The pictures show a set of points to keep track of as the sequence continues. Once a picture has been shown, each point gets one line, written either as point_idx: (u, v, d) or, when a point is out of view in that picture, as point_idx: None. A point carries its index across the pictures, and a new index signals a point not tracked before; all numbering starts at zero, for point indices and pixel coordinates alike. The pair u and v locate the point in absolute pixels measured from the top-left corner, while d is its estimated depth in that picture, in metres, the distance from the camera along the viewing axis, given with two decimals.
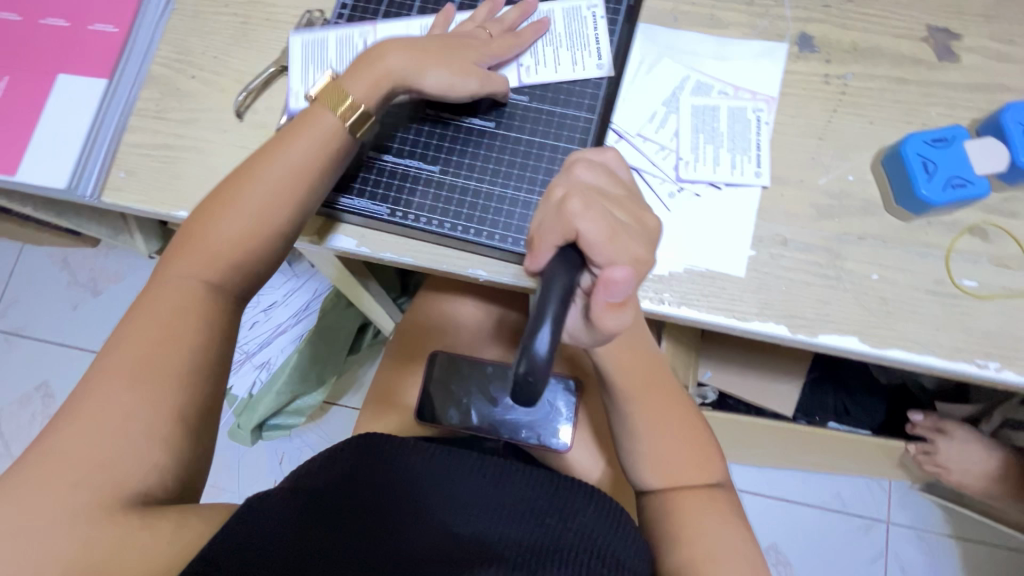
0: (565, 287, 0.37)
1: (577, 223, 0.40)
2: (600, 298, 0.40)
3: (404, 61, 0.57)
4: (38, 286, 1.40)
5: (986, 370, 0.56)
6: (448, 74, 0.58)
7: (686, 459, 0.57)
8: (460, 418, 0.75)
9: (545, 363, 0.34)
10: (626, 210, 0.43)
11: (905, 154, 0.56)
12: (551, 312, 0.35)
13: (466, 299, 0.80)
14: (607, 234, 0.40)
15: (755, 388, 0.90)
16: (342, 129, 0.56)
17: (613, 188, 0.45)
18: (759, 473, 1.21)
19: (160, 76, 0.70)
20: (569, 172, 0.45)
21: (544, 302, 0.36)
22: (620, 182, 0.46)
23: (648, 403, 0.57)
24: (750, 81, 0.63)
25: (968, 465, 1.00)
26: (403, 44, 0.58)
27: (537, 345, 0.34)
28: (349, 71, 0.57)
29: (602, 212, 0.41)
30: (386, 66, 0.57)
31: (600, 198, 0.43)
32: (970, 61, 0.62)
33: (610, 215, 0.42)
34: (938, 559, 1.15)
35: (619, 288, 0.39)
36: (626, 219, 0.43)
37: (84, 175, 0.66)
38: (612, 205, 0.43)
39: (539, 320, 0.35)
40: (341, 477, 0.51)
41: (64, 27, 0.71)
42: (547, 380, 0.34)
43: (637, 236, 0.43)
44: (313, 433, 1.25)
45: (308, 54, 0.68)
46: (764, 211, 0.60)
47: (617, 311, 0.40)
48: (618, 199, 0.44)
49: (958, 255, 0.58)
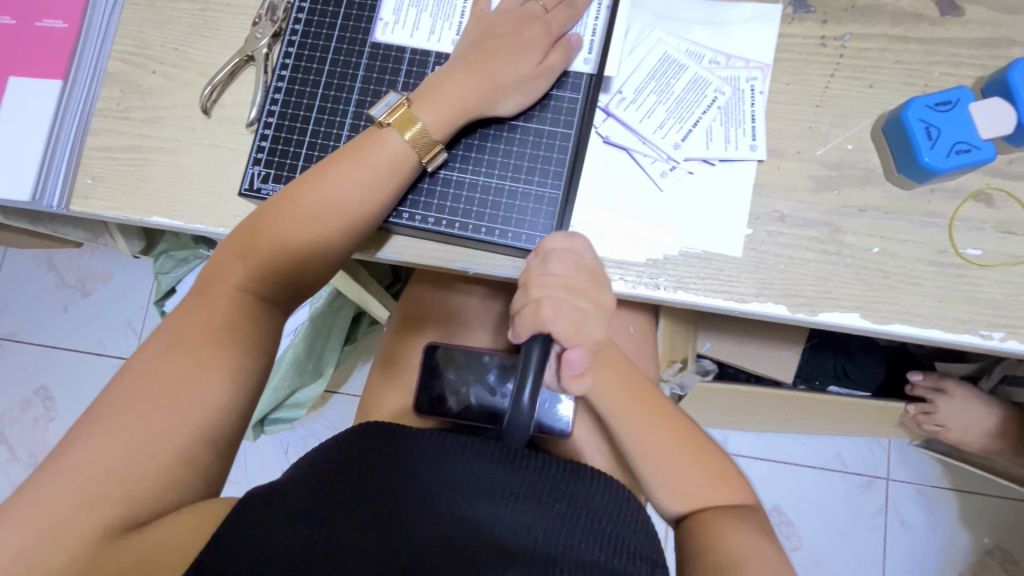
0: (537, 362, 0.49)
1: (548, 322, 0.51)
2: (563, 371, 0.52)
3: (471, 81, 0.55)
4: (26, 291, 1.37)
5: (989, 340, 0.55)
6: (517, 83, 0.56)
7: (681, 451, 0.57)
8: (459, 407, 0.71)
9: (523, 424, 0.49)
10: (588, 297, 0.53)
11: (907, 120, 0.54)
12: (527, 384, 0.48)
13: (458, 291, 0.78)
14: (572, 328, 0.52)
15: (753, 355, 0.88)
16: (414, 155, 0.55)
17: (581, 275, 0.53)
18: (758, 438, 1.22)
19: (120, 73, 0.67)
20: (545, 259, 0.53)
21: (521, 376, 0.48)
22: (589, 268, 0.53)
23: (642, 427, 0.57)
24: (743, 48, 0.60)
25: (970, 422, 1.00)
26: (465, 70, 0.56)
27: (519, 404, 0.48)
28: (420, 97, 0.56)
29: (569, 309, 0.52)
30: (459, 96, 0.55)
31: (567, 295, 0.52)
32: (974, 15, 0.59)
33: (576, 308, 0.52)
34: (937, 513, 1.18)
35: (578, 364, 0.51)
36: (587, 308, 0.52)
37: (49, 184, 0.63)
38: (577, 295, 0.52)
39: (517, 392, 0.48)
40: (342, 464, 0.49)
41: (11, 26, 0.67)
42: (524, 433, 0.50)
43: (598, 319, 0.53)
44: (317, 423, 1.26)
45: (400, 17, 0.63)
46: (761, 187, 0.58)
47: (579, 378, 0.53)
48: (584, 288, 0.53)
49: (962, 223, 0.56)
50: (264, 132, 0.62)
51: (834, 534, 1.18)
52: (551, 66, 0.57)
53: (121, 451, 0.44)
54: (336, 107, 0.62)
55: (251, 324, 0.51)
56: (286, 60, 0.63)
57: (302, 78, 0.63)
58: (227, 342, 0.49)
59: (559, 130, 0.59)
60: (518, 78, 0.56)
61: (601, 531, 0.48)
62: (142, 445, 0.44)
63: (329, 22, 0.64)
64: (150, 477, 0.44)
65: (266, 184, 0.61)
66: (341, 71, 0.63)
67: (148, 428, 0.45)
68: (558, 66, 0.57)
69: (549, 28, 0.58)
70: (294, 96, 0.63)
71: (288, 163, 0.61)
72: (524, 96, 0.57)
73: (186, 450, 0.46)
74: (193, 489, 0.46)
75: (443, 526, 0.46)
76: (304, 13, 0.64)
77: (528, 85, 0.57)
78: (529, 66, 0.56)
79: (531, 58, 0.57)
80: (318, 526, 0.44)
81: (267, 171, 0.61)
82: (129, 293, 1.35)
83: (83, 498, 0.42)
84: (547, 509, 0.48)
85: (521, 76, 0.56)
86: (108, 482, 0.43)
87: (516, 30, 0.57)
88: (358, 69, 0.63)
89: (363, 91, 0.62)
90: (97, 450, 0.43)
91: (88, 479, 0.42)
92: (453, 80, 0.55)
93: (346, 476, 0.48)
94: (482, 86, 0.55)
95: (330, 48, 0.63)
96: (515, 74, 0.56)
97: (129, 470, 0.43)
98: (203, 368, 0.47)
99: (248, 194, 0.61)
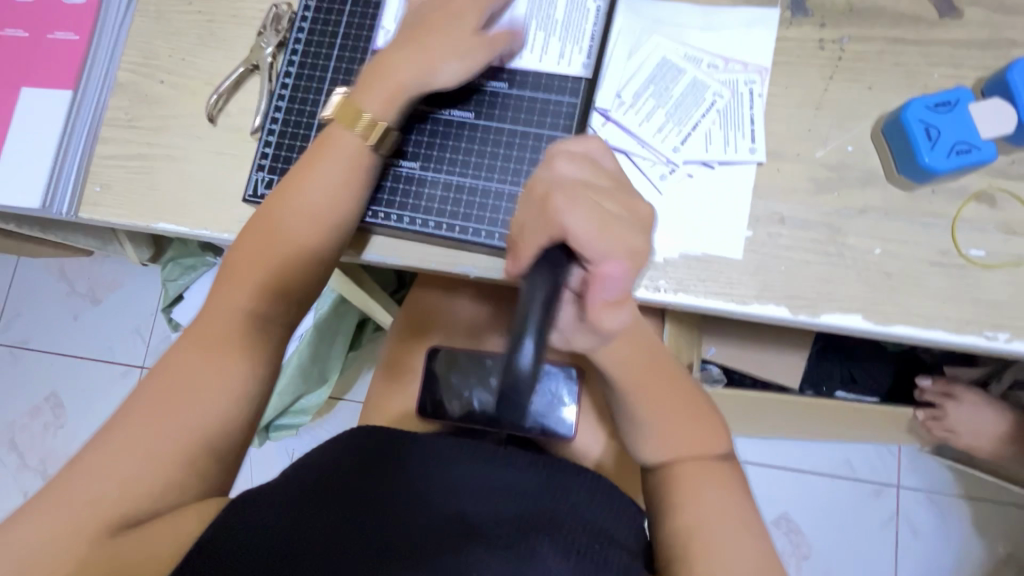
0: (547, 295, 0.37)
1: (565, 219, 0.39)
2: (596, 295, 0.41)
3: (405, 62, 0.55)
4: (38, 299, 1.39)
5: (995, 342, 0.54)
6: (451, 52, 0.55)
7: (697, 443, 0.54)
8: (462, 412, 0.72)
9: (528, 376, 0.34)
10: (616, 200, 0.43)
11: (906, 121, 0.54)
12: (535, 324, 0.35)
13: (460, 296, 0.78)
14: (596, 226, 0.40)
15: (758, 360, 0.87)
16: (364, 144, 0.56)
17: (598, 180, 0.44)
18: (765, 445, 1.21)
19: (128, 83, 0.68)
20: (551, 165, 0.44)
21: (527, 310, 0.36)
22: (606, 174, 0.45)
23: (656, 398, 0.55)
24: (741, 51, 0.60)
25: (979, 427, 0.98)
26: (400, 51, 0.55)
27: (523, 358, 0.34)
28: (360, 86, 0.56)
29: (589, 205, 0.41)
30: (395, 78, 0.55)
31: (584, 191, 0.42)
32: (973, 16, 0.59)
33: (598, 206, 0.41)
34: (949, 521, 1.15)
35: (615, 284, 0.40)
36: (615, 210, 0.42)
37: (58, 192, 0.64)
38: (599, 196, 0.42)
39: (522, 333, 0.35)
40: (339, 466, 0.50)
41: (25, 38, 0.69)
42: (530, 393, 0.35)
43: (628, 226, 0.42)
44: (322, 430, 1.26)
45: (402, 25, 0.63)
46: (761, 189, 0.58)
47: (613, 309, 0.42)
48: (607, 191, 0.43)
49: (964, 223, 0.56)
50: (268, 139, 0.63)
51: (843, 542, 1.16)
52: (491, 42, 0.56)
53: (124, 450, 0.44)
54: None
55: (253, 326, 0.52)
56: (290, 68, 0.64)
57: (306, 86, 0.64)
58: (230, 343, 0.50)
59: (559, 133, 0.59)
60: (465, 56, 0.56)
61: (592, 528, 0.47)
62: (145, 445, 0.45)
63: (332, 31, 0.65)
64: (152, 476, 0.44)
65: (270, 190, 0.62)
66: (344, 78, 0.64)
67: (151, 428, 0.45)
68: (494, 46, 0.57)
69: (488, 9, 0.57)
70: (297, 103, 0.64)
71: (291, 170, 0.62)
72: (468, 65, 0.56)
73: (188, 450, 0.46)
74: (194, 489, 0.46)
75: (434, 518, 0.46)
76: (307, 23, 0.65)
77: (472, 61, 0.56)
78: (464, 38, 0.55)
79: (465, 30, 0.55)
80: (312, 523, 0.44)
81: (271, 177, 0.62)
82: (138, 301, 1.37)
83: (86, 497, 0.42)
84: (536, 504, 0.48)
85: (456, 47, 0.55)
86: (111, 481, 0.43)
87: (448, 1, 0.56)
88: (360, 76, 0.64)
89: None
90: (101, 450, 0.44)
91: (91, 478, 0.43)
92: (392, 62, 0.55)
93: (341, 474, 0.49)
94: (414, 62, 0.55)
95: (333, 57, 0.64)
96: (458, 50, 0.55)
97: (132, 469, 0.44)
98: (207, 368, 0.48)
99: (252, 201, 0.62)
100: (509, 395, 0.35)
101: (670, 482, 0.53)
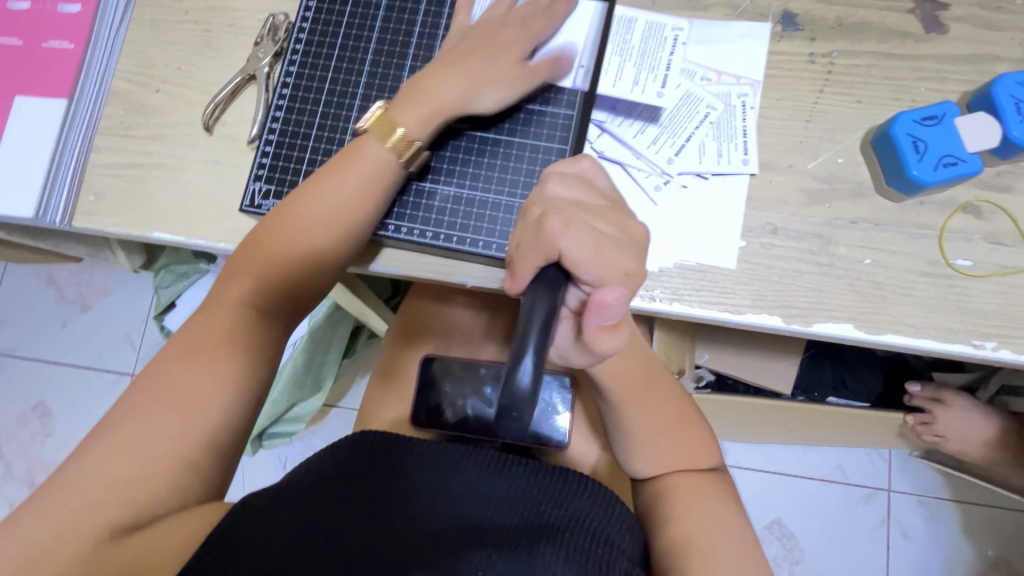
0: (545, 313, 0.38)
1: (561, 241, 0.39)
2: (592, 321, 0.40)
3: (450, 80, 0.55)
4: (27, 306, 1.37)
5: (982, 350, 0.55)
6: (493, 80, 0.56)
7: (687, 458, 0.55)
8: (456, 420, 0.71)
9: (527, 395, 0.35)
10: (611, 221, 0.42)
11: (895, 134, 0.55)
12: (533, 342, 0.36)
13: (455, 305, 0.79)
14: (592, 249, 0.40)
15: (751, 366, 0.88)
16: (397, 161, 0.56)
17: (592, 199, 0.44)
18: (758, 450, 1.22)
19: (123, 92, 0.68)
20: (544, 186, 0.44)
21: (525, 330, 0.37)
22: (600, 191, 0.45)
23: (648, 413, 0.56)
24: (734, 64, 0.61)
25: (968, 432, 1.00)
26: (445, 69, 0.56)
27: (520, 375, 0.35)
28: (400, 101, 0.56)
29: (584, 226, 0.40)
30: (437, 97, 0.55)
31: (581, 212, 0.42)
32: (958, 32, 0.60)
33: (593, 228, 0.41)
34: (939, 524, 1.17)
35: (611, 310, 0.39)
36: (610, 231, 0.42)
37: (52, 202, 0.64)
38: (594, 217, 0.42)
39: (520, 351, 0.36)
40: (334, 474, 0.49)
41: (18, 46, 0.68)
42: (531, 411, 0.36)
43: (625, 247, 0.42)
44: (315, 437, 1.25)
45: None
46: (753, 200, 0.59)
47: (611, 332, 0.40)
48: (601, 210, 0.43)
49: (952, 234, 0.57)
50: (264, 149, 0.63)
51: (835, 546, 1.17)
52: (535, 70, 0.57)
53: (121, 462, 0.44)
54: (336, 124, 0.63)
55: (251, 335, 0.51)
56: (287, 79, 0.65)
57: (303, 96, 0.64)
58: (227, 352, 0.50)
59: (555, 146, 0.60)
60: (507, 80, 0.56)
61: (589, 532, 0.47)
62: (141, 456, 0.44)
63: (329, 42, 0.65)
64: (149, 488, 0.44)
65: (267, 200, 0.62)
66: (341, 89, 0.64)
67: (148, 440, 0.45)
68: (540, 75, 0.58)
69: (526, 30, 0.57)
70: (294, 113, 0.64)
71: (288, 180, 0.62)
72: (510, 93, 0.57)
73: (185, 461, 0.46)
74: (192, 501, 0.46)
75: (431, 527, 0.45)
76: (305, 34, 0.66)
77: (515, 85, 0.57)
78: (508, 65, 0.56)
79: (511, 59, 0.56)
80: (309, 533, 0.44)
81: (268, 187, 0.62)
82: (129, 308, 1.35)
83: (82, 509, 0.42)
84: (533, 510, 0.48)
85: (499, 75, 0.56)
86: (108, 493, 0.43)
87: (497, 32, 0.57)
88: (358, 87, 0.64)
89: (363, 108, 0.63)
90: (98, 462, 0.44)
91: (88, 490, 0.43)
92: (435, 80, 0.55)
93: (337, 483, 0.48)
94: (457, 83, 0.55)
95: (330, 68, 0.65)
96: (504, 75, 0.56)
97: (129, 481, 0.44)
98: (204, 378, 0.48)
99: (249, 211, 0.62)
100: (509, 413, 0.36)
101: (664, 495, 0.54)
